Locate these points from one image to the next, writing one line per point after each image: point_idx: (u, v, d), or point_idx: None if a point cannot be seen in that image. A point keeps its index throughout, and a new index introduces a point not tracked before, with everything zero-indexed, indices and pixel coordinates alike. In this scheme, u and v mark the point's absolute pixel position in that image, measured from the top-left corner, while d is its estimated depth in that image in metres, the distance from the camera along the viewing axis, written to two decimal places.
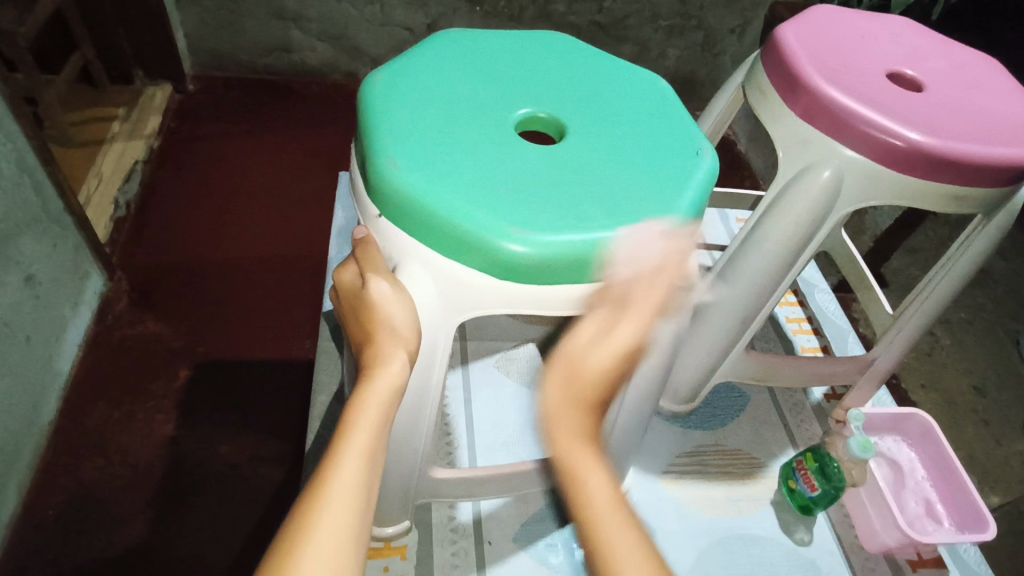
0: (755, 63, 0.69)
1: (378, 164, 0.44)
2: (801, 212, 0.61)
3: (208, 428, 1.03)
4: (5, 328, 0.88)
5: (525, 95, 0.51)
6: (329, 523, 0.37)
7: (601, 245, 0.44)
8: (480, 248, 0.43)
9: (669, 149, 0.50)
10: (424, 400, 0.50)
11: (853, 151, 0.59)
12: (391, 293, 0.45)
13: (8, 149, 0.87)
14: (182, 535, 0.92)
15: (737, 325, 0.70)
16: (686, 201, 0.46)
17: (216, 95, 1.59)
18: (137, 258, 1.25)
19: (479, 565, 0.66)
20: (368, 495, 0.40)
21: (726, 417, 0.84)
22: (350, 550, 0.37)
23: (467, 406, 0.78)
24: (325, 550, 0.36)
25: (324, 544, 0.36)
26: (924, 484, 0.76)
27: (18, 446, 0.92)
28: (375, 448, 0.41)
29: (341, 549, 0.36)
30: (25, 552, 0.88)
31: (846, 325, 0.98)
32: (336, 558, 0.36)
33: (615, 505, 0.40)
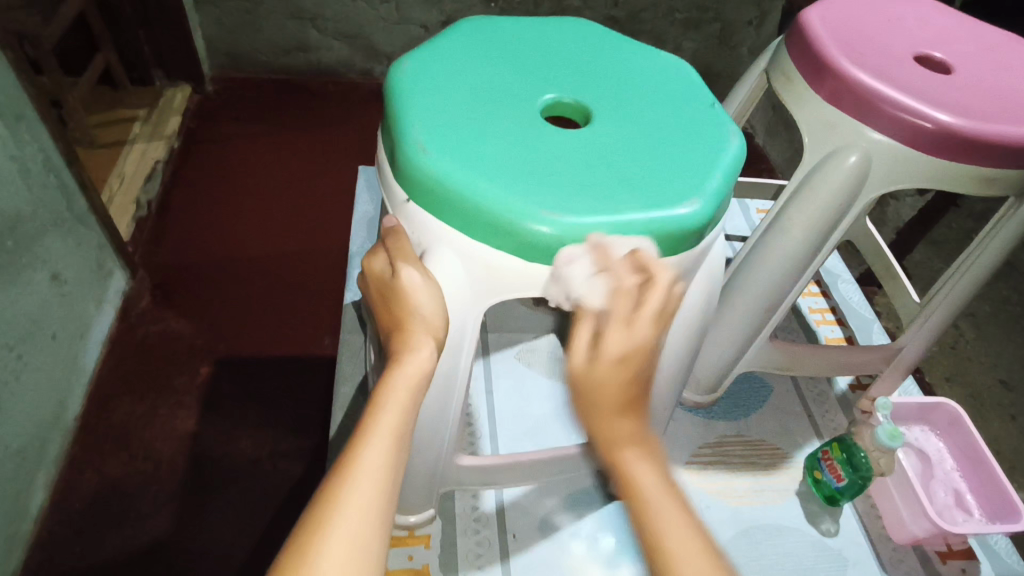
0: (779, 48, 0.68)
1: (406, 149, 0.44)
2: (828, 198, 0.60)
3: (231, 424, 1.04)
4: (33, 324, 0.89)
5: (550, 80, 0.51)
6: (359, 499, 0.37)
7: (631, 226, 0.43)
8: (510, 232, 0.43)
9: (695, 131, 0.49)
10: (451, 385, 0.51)
11: (879, 134, 0.58)
12: (422, 283, 0.44)
13: (33, 149, 0.88)
14: (206, 529, 0.93)
15: (762, 313, 0.70)
16: (714, 182, 0.46)
17: (235, 96, 1.61)
18: (159, 257, 1.26)
19: (503, 555, 0.66)
20: (397, 477, 0.40)
21: (750, 407, 0.83)
22: (376, 525, 0.37)
23: (489, 397, 0.78)
24: (354, 526, 0.36)
25: (352, 519, 0.36)
26: (953, 474, 0.75)
27: (45, 441, 0.93)
28: (403, 431, 0.42)
29: (369, 528, 0.37)
30: (54, 544, 0.89)
31: (871, 315, 0.97)
32: (364, 532, 0.36)
33: (670, 492, 0.38)
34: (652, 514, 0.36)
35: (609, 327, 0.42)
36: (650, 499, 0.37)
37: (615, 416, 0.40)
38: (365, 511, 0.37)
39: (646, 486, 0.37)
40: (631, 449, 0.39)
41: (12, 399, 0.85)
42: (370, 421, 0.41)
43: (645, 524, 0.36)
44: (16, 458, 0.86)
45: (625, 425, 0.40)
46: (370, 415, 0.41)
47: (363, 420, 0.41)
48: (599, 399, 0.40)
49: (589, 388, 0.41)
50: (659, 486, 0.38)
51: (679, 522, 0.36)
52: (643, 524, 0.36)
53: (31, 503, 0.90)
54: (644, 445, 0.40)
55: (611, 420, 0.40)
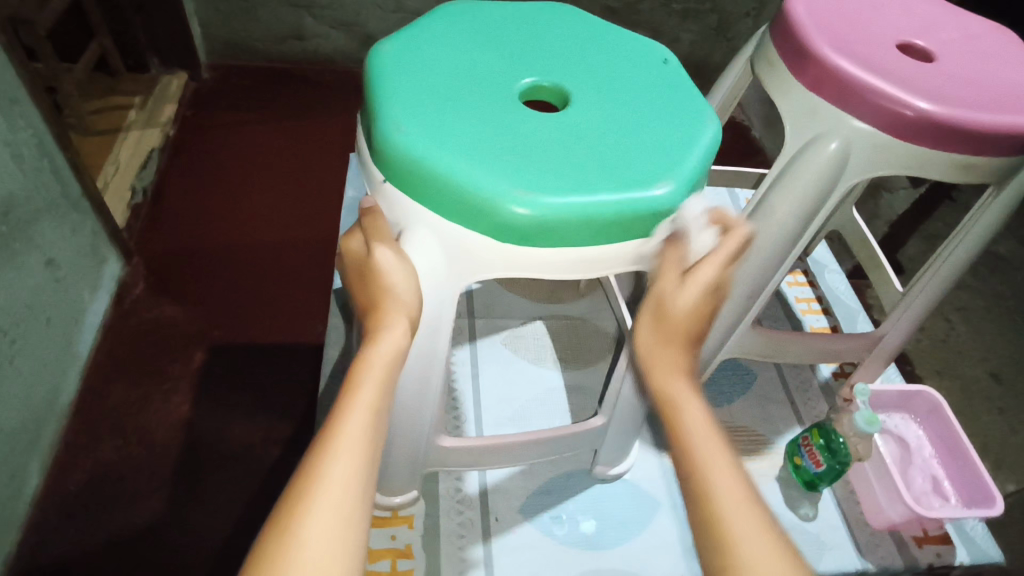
0: (764, 36, 0.68)
1: (383, 130, 0.45)
2: (810, 184, 0.61)
3: (225, 409, 1.05)
4: (27, 309, 0.90)
5: (530, 64, 0.51)
6: (339, 473, 0.38)
7: (605, 208, 0.44)
8: (485, 212, 0.43)
9: (672, 115, 0.49)
10: (430, 364, 0.52)
11: (861, 121, 0.58)
12: (396, 261, 0.44)
13: (27, 135, 0.89)
14: (198, 512, 0.94)
15: (745, 300, 0.70)
16: (690, 165, 0.46)
17: (231, 84, 1.61)
18: (153, 244, 1.27)
19: (485, 536, 0.67)
20: (374, 452, 0.41)
21: (733, 394, 0.84)
22: (356, 498, 0.38)
23: (475, 381, 0.79)
24: (336, 498, 0.37)
25: (333, 492, 0.37)
26: (932, 461, 0.76)
27: (39, 425, 0.94)
28: (381, 408, 0.42)
29: (350, 499, 0.38)
30: (48, 526, 0.91)
31: (856, 305, 0.98)
32: (346, 504, 0.37)
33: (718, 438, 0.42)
34: (693, 450, 0.41)
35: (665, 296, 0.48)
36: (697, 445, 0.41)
37: (675, 368, 0.46)
38: (345, 484, 0.38)
39: (691, 429, 0.43)
40: (682, 403, 0.44)
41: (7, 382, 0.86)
42: (348, 398, 0.42)
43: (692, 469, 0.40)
44: (10, 440, 0.87)
45: (674, 374, 0.45)
46: (347, 393, 0.42)
47: (340, 398, 0.42)
48: (661, 353, 0.47)
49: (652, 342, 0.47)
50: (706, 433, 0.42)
51: (721, 461, 0.41)
52: (684, 461, 0.41)
53: (26, 485, 0.91)
54: (691, 395, 0.45)
55: (667, 363, 0.46)
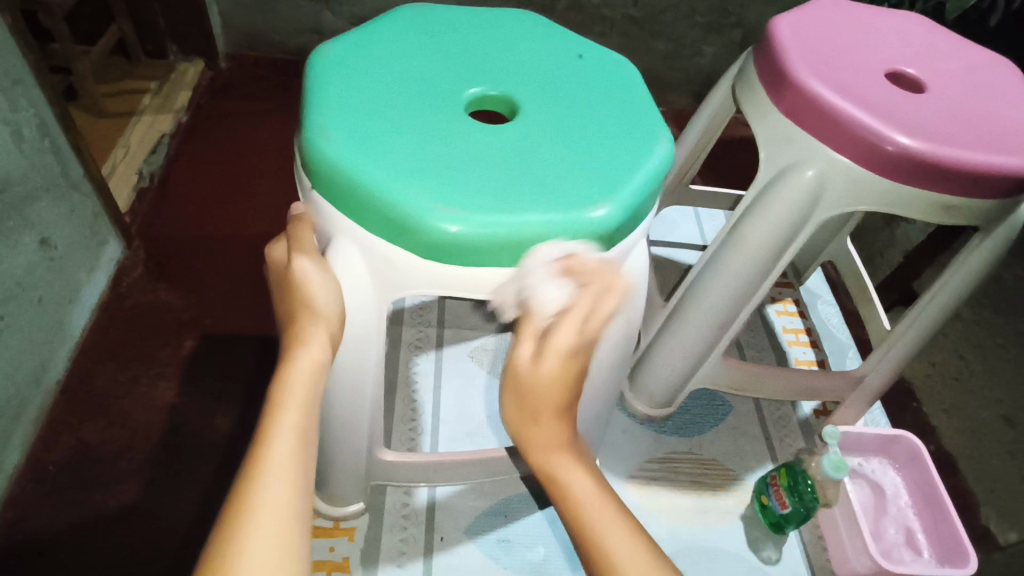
0: (749, 57, 0.65)
1: (311, 137, 0.43)
2: (780, 214, 0.58)
3: (210, 398, 0.99)
4: (17, 286, 0.88)
5: (479, 72, 0.49)
6: (270, 502, 0.35)
7: (538, 229, 0.41)
8: (411, 228, 0.41)
9: (623, 132, 0.47)
10: (363, 379, 0.49)
11: (836, 153, 0.55)
12: (317, 273, 0.43)
13: (28, 114, 0.88)
14: (177, 496, 0.88)
15: (714, 329, 0.67)
16: (631, 189, 0.44)
17: (247, 74, 1.60)
18: (154, 228, 1.24)
19: (426, 552, 0.65)
20: (308, 474, 0.39)
21: (704, 425, 0.81)
22: (295, 523, 0.36)
23: (436, 393, 0.77)
24: (269, 529, 0.34)
25: (268, 525, 0.35)
26: (907, 511, 0.72)
27: (23, 402, 0.90)
28: (308, 425, 0.40)
29: (285, 528, 0.35)
30: (23, 504, 0.86)
31: (848, 340, 0.94)
32: (282, 535, 0.35)
33: (605, 497, 0.41)
34: (585, 517, 0.39)
35: (522, 374, 0.43)
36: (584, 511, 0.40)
37: (550, 442, 0.43)
38: (279, 514, 0.35)
39: (576, 495, 0.41)
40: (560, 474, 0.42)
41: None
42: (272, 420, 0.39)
43: (580, 530, 0.39)
44: None
45: (554, 450, 0.43)
46: (270, 414, 0.39)
47: (263, 424, 0.39)
48: (528, 434, 0.44)
49: (515, 428, 0.44)
50: (590, 492, 0.41)
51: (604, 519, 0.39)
52: (576, 528, 0.40)
53: (4, 462, 0.86)
54: (571, 459, 0.43)
55: (544, 432, 0.43)
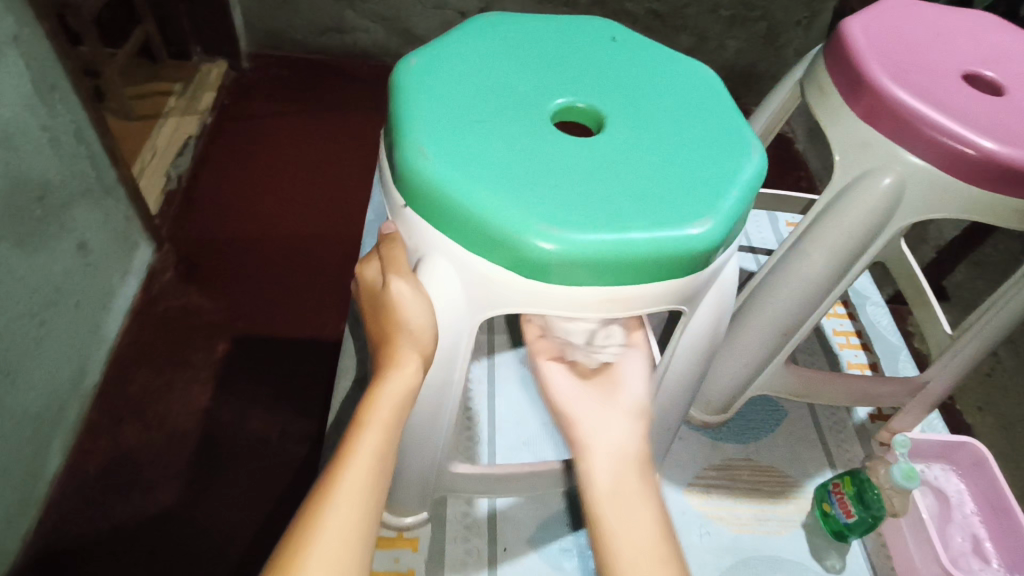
0: (816, 58, 0.64)
1: (405, 153, 0.42)
2: (858, 222, 0.57)
3: (246, 402, 0.98)
4: (57, 292, 0.87)
5: (563, 83, 0.48)
6: (340, 520, 0.37)
7: (639, 246, 0.40)
8: (509, 247, 0.40)
9: (711, 142, 0.46)
10: (445, 395, 0.49)
11: (918, 158, 0.54)
12: (412, 295, 0.43)
13: (64, 120, 0.87)
14: (223, 501, 0.88)
15: (780, 336, 0.66)
16: (727, 204, 0.43)
17: (271, 74, 1.58)
18: (184, 231, 1.22)
19: (491, 563, 0.65)
20: (379, 499, 0.40)
21: (761, 431, 0.80)
22: (359, 545, 0.37)
23: (491, 401, 0.77)
24: (334, 548, 0.36)
25: (333, 545, 0.36)
26: (973, 519, 0.71)
27: (63, 406, 0.90)
28: (385, 453, 0.41)
29: (348, 551, 0.36)
30: (69, 508, 0.85)
31: (898, 342, 0.93)
32: (346, 554, 0.36)
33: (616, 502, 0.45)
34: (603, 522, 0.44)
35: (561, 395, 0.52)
36: (619, 540, 0.43)
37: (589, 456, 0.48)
38: (343, 535, 0.36)
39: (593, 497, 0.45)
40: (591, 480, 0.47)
41: (34, 363, 0.82)
42: (352, 442, 0.41)
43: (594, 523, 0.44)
44: (35, 423, 0.83)
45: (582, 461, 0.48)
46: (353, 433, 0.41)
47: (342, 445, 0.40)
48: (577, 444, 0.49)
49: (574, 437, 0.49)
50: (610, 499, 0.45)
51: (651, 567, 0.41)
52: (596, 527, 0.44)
53: (46, 466, 0.86)
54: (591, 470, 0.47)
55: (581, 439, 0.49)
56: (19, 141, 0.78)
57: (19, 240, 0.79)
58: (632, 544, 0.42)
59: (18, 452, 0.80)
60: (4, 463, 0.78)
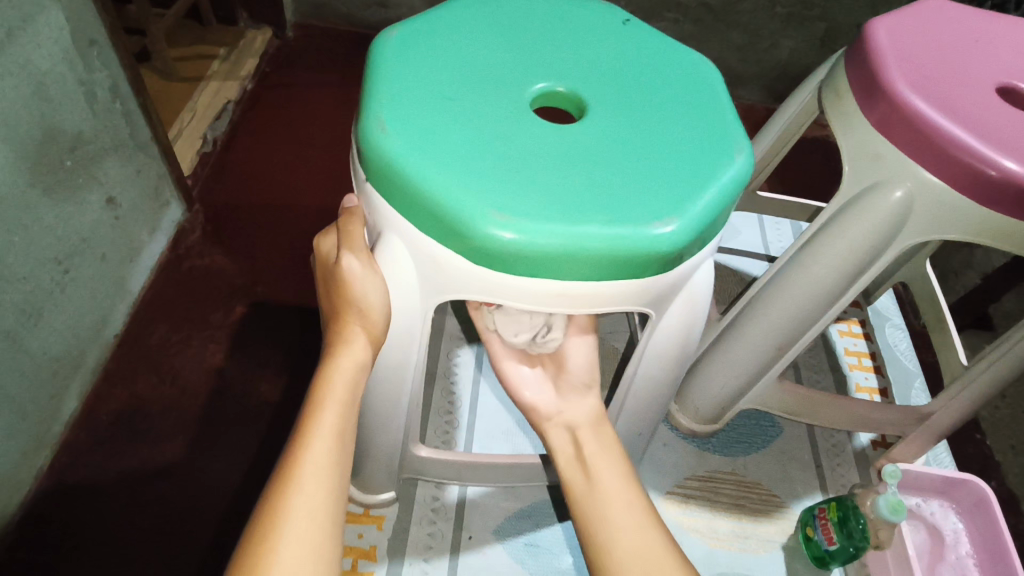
0: (839, 60, 0.60)
1: (367, 127, 0.41)
2: (861, 236, 0.53)
3: (254, 365, 0.98)
4: (81, 242, 0.88)
5: (548, 67, 0.46)
6: (306, 501, 0.36)
7: (597, 242, 0.38)
8: (461, 231, 0.39)
9: (697, 139, 0.44)
10: (404, 375, 0.48)
11: (931, 174, 0.50)
12: (361, 271, 0.43)
13: (101, 76, 0.88)
14: (213, 460, 0.87)
15: (773, 349, 0.63)
16: (700, 205, 0.40)
17: (313, 44, 1.58)
18: (210, 192, 1.23)
19: (453, 550, 0.64)
20: (343, 476, 0.39)
21: (751, 445, 0.77)
22: (326, 522, 0.37)
23: (476, 387, 0.76)
24: (302, 530, 0.35)
25: (301, 524, 0.36)
26: (967, 561, 0.67)
27: (81, 353, 0.91)
28: (343, 429, 0.41)
29: (319, 532, 0.36)
30: (78, 451, 0.87)
31: (914, 368, 0.88)
32: (315, 533, 0.36)
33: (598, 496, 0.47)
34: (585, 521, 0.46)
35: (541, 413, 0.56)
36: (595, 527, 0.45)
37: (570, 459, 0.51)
38: (310, 514, 0.36)
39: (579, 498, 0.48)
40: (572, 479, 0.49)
41: (54, 309, 0.84)
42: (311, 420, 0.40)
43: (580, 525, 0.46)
44: (51, 366, 0.85)
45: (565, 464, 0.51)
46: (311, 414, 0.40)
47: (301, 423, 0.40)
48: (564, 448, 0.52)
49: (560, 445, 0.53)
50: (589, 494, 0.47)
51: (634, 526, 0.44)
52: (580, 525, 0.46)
53: (61, 408, 0.88)
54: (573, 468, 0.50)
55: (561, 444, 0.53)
56: (54, 92, 0.80)
57: (47, 189, 0.81)
58: (611, 506, 0.46)
59: (35, 393, 0.82)
60: (20, 402, 0.80)
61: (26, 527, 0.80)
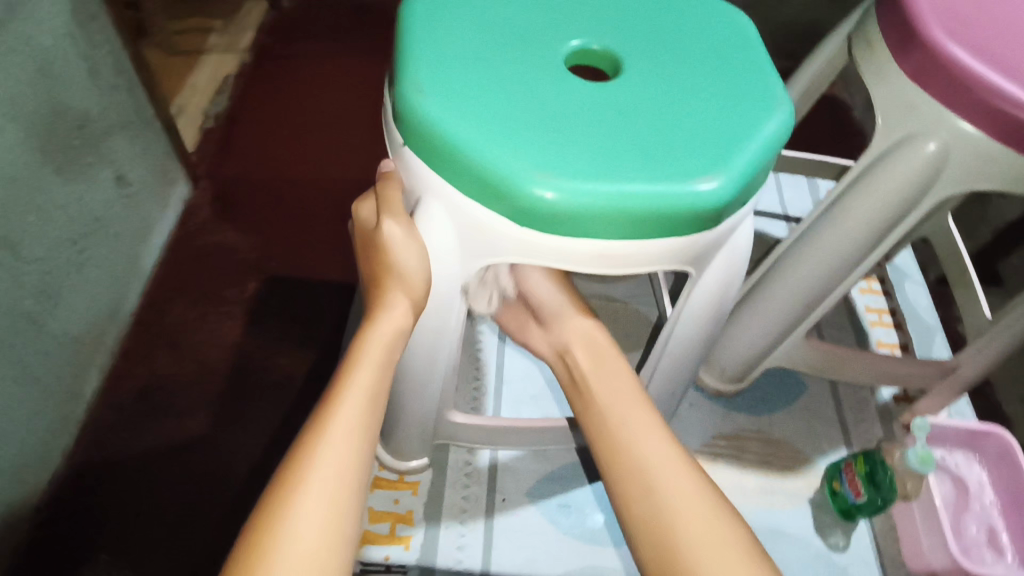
0: (868, 10, 0.58)
1: (404, 90, 0.40)
2: (894, 189, 0.53)
3: (273, 338, 0.98)
4: (95, 222, 0.88)
5: (580, 24, 0.46)
6: (335, 454, 0.37)
7: (641, 199, 0.38)
8: (505, 192, 0.38)
9: (735, 94, 0.43)
10: (441, 340, 0.48)
11: (968, 124, 0.49)
12: (401, 234, 0.43)
13: (103, 51, 0.86)
14: (238, 432, 0.88)
15: (801, 306, 0.63)
16: (743, 159, 0.40)
17: (312, 13, 1.54)
18: (216, 167, 1.22)
19: (488, 512, 0.66)
20: (373, 434, 0.40)
21: (776, 403, 0.78)
22: (354, 475, 0.37)
23: (501, 354, 0.76)
24: (330, 482, 0.36)
25: (329, 474, 0.36)
26: (991, 510, 0.68)
27: (100, 332, 0.92)
28: (377, 390, 0.41)
29: (346, 484, 0.36)
30: (103, 428, 0.88)
31: (934, 323, 0.88)
32: (342, 486, 0.36)
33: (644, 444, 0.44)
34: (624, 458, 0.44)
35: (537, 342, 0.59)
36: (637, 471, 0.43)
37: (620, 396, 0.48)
38: (338, 468, 0.37)
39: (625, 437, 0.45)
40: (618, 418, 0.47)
41: (72, 289, 0.85)
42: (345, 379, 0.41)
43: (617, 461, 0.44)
44: (71, 345, 0.86)
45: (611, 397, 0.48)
46: (341, 379, 0.40)
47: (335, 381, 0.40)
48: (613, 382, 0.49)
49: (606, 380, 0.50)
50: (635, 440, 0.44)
51: (694, 507, 0.40)
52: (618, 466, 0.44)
53: (84, 387, 0.88)
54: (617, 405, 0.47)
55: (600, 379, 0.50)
56: (59, 69, 0.79)
57: (58, 168, 0.80)
58: (649, 460, 0.43)
59: (59, 371, 0.83)
60: (43, 381, 0.80)
61: (57, 501, 0.82)
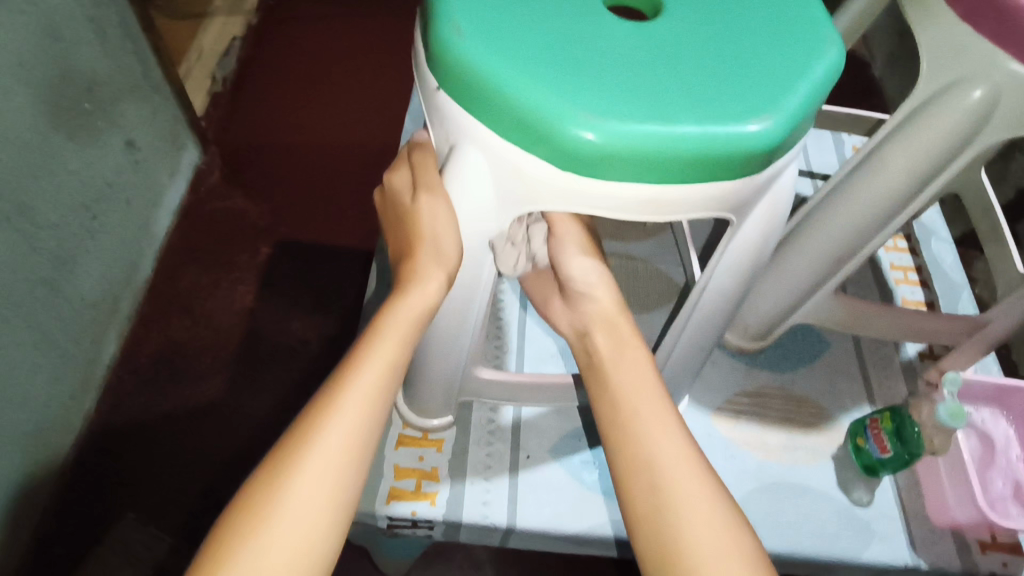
0: None
1: (441, 32, 0.39)
2: (936, 137, 0.51)
3: (290, 302, 0.98)
4: (107, 188, 0.87)
5: None
6: (349, 417, 0.38)
7: (688, 141, 0.37)
8: (546, 136, 0.37)
9: (782, 34, 0.41)
10: (472, 295, 0.48)
11: (1020, 65, 0.47)
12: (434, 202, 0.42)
13: (109, 12, 0.84)
14: (258, 396, 0.89)
15: (835, 260, 0.62)
16: (794, 99, 0.38)
17: None
18: (225, 131, 1.20)
19: (511, 469, 0.66)
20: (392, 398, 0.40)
21: (799, 361, 0.77)
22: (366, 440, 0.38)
23: (522, 313, 0.76)
24: (341, 443, 0.37)
25: (341, 437, 0.37)
26: (1017, 464, 0.68)
27: (115, 299, 0.91)
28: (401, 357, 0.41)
29: (356, 445, 0.37)
30: (122, 394, 0.88)
31: (960, 280, 0.87)
32: (353, 448, 0.37)
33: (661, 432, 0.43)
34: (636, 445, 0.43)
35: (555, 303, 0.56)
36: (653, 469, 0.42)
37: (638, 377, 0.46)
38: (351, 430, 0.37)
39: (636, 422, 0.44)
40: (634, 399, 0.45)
41: (87, 256, 0.84)
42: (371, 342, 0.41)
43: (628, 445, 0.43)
44: (88, 312, 0.85)
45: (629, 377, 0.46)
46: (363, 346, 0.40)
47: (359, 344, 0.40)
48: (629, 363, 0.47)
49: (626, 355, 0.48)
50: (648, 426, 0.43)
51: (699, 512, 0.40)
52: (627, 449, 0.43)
53: (102, 352, 0.89)
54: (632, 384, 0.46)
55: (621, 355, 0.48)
56: (66, 30, 0.77)
57: (69, 134, 0.79)
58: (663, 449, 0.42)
59: (77, 338, 0.83)
60: (62, 349, 0.81)
61: (81, 464, 0.83)
